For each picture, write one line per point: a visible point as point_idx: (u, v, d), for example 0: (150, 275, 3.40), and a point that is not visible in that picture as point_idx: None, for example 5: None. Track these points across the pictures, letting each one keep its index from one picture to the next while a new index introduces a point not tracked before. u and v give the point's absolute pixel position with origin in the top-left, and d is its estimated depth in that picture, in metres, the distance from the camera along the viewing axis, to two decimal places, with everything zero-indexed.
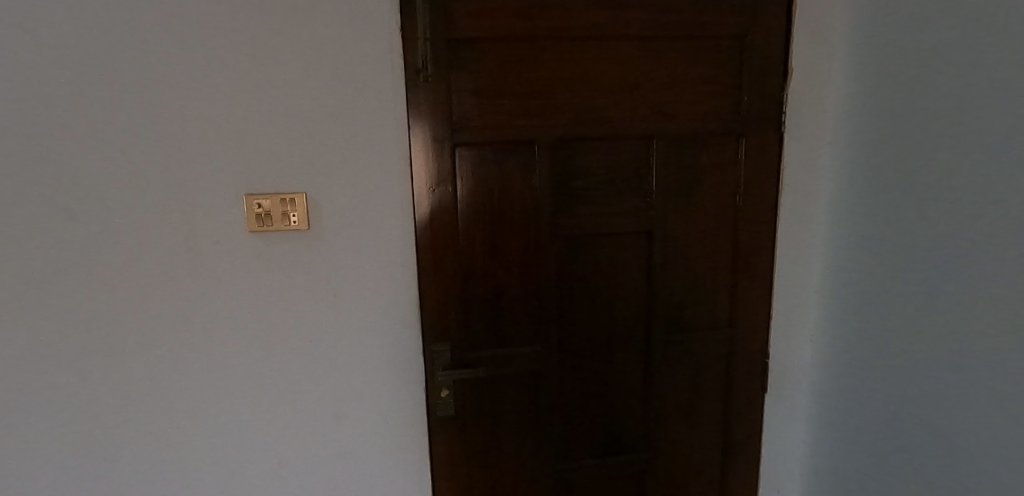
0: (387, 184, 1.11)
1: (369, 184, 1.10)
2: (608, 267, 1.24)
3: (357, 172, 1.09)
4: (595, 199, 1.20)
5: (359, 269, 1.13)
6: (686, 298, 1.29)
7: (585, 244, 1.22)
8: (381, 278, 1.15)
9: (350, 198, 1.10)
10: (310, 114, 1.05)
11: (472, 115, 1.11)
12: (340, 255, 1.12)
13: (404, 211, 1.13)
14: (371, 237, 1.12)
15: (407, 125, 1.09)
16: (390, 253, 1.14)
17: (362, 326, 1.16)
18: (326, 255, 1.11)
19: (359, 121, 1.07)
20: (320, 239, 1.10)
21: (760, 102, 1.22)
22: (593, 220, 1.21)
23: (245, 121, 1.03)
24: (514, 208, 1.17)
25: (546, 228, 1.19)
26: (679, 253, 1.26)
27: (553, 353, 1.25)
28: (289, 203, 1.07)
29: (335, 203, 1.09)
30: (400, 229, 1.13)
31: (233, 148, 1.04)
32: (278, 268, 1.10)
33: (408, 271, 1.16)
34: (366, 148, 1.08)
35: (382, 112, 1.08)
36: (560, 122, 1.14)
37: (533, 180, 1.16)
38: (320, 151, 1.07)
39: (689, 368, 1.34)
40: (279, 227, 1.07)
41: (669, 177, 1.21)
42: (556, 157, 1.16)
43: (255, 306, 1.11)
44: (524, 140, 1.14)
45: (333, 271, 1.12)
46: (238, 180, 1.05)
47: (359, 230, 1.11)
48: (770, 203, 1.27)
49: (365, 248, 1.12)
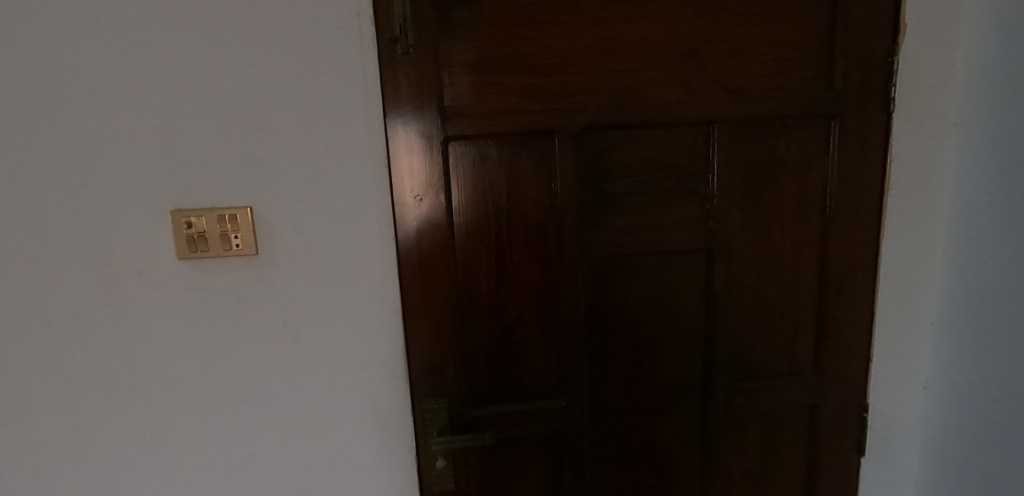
0: (359, 194, 0.83)
1: (336, 194, 0.83)
2: (654, 297, 0.94)
3: (319, 177, 0.82)
4: (635, 207, 0.90)
5: (324, 305, 0.87)
6: (758, 334, 0.98)
7: (624, 267, 0.92)
8: (355, 316, 0.88)
9: (311, 213, 0.83)
10: (253, 102, 0.79)
11: (470, 99, 0.83)
12: (302, 287, 0.86)
13: (383, 228, 0.85)
14: (341, 264, 0.85)
15: (383, 113, 0.81)
16: (365, 284, 0.87)
17: (331, 378, 0.89)
18: (283, 287, 0.85)
19: (317, 111, 0.80)
20: (274, 266, 0.84)
21: (860, 71, 0.90)
22: (635, 236, 0.91)
23: (169, 114, 0.78)
24: (528, 223, 0.88)
25: (572, 248, 0.90)
26: (749, 276, 0.95)
27: (582, 408, 0.96)
28: (229, 221, 0.81)
29: (292, 220, 0.83)
30: (378, 252, 0.86)
31: (154, 151, 0.78)
32: (223, 306, 0.85)
33: (391, 306, 0.88)
34: (329, 146, 0.81)
35: (349, 97, 0.80)
36: (590, 105, 0.85)
37: (553, 184, 0.87)
38: (269, 151, 0.80)
39: (762, 423, 1.03)
40: (218, 252, 0.82)
41: (735, 176, 0.91)
42: (584, 153, 0.87)
43: (195, 354, 0.86)
44: (539, 131, 0.85)
45: (292, 309, 0.86)
46: (162, 191, 0.80)
47: (325, 254, 0.85)
48: (873, 207, 0.95)
49: (333, 277, 0.86)
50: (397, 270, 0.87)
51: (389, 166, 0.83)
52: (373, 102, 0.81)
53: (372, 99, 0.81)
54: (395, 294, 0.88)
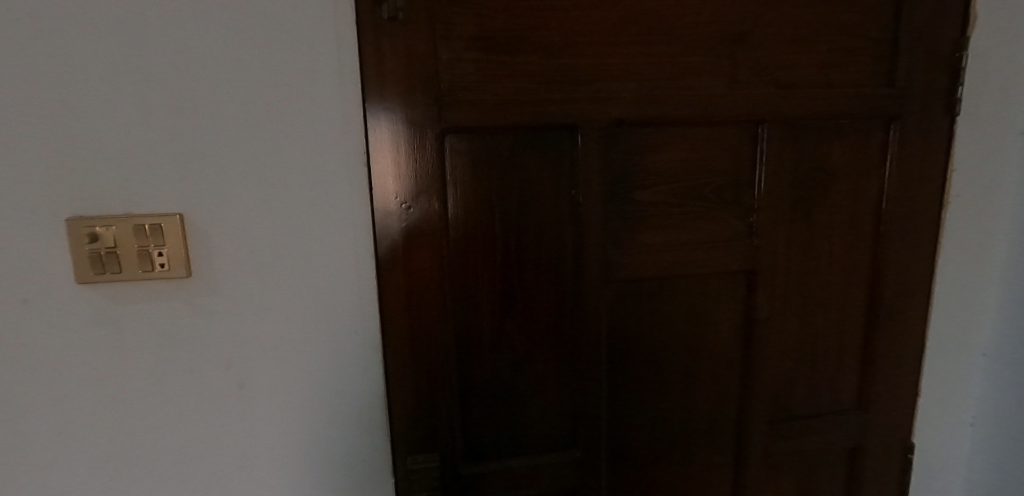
0: (328, 201, 0.63)
1: (297, 201, 0.63)
2: (686, 327, 0.80)
3: (274, 178, 0.62)
4: (670, 221, 0.75)
5: (281, 343, 0.67)
6: (800, 368, 0.85)
7: (654, 293, 0.77)
8: (322, 357, 0.68)
9: (264, 225, 0.63)
10: (181, 74, 0.58)
11: (475, 82, 0.65)
12: (250, 320, 0.66)
13: (359, 246, 0.66)
14: (304, 291, 0.66)
15: (362, 96, 0.62)
16: (335, 316, 0.67)
17: (290, 434, 0.70)
18: (225, 320, 0.65)
19: (272, 91, 0.60)
20: (214, 293, 0.64)
21: (925, 68, 0.78)
22: (668, 255, 0.75)
23: (59, 86, 0.56)
24: (542, 239, 0.72)
25: (594, 270, 0.74)
26: (793, 302, 0.82)
27: (599, 459, 0.81)
28: (150, 233, 0.60)
29: (239, 233, 0.63)
30: (353, 275, 0.66)
31: (39, 137, 0.57)
32: (142, 345, 0.64)
33: (370, 345, 0.69)
34: (289, 136, 0.61)
35: (316, 72, 0.60)
36: (621, 95, 0.69)
37: (573, 192, 0.71)
38: (206, 141, 0.60)
39: (799, 470, 0.90)
40: (136, 275, 0.61)
41: (784, 186, 0.77)
42: (611, 154, 0.71)
43: (104, 409, 0.65)
44: (559, 126, 0.68)
45: (238, 348, 0.66)
46: (52, 192, 0.58)
47: (282, 278, 0.65)
48: (931, 224, 0.83)
49: (293, 308, 0.66)
50: (377, 297, 0.68)
51: (369, 164, 0.64)
52: (349, 81, 0.61)
53: (348, 76, 0.61)
54: (374, 328, 0.69)
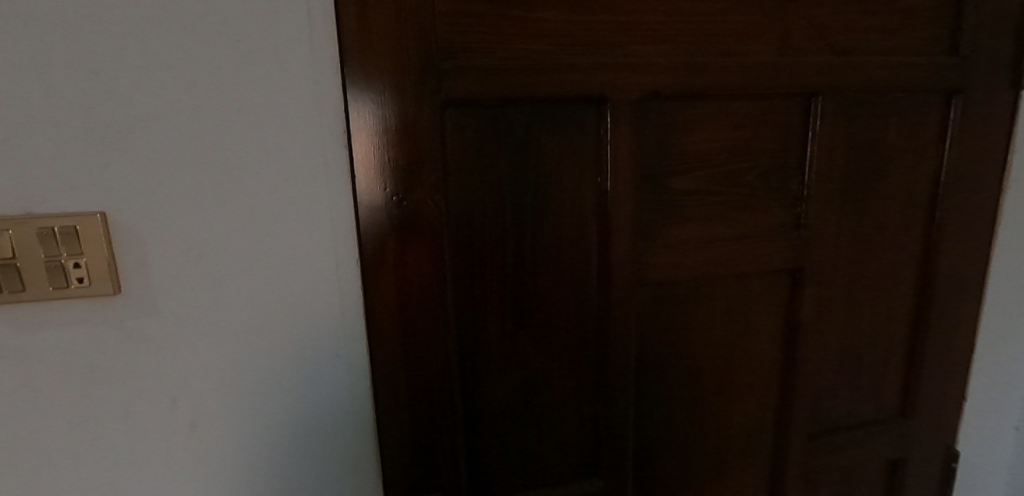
0: (299, 194, 0.50)
1: (261, 194, 0.49)
2: (723, 334, 0.70)
3: (232, 165, 0.48)
4: (709, 213, 0.64)
5: (245, 372, 0.54)
6: (843, 376, 0.76)
7: (689, 296, 0.66)
8: (297, 388, 0.55)
9: (220, 227, 0.49)
10: (96, 25, 0.43)
11: (482, 42, 0.52)
12: (208, 347, 0.52)
13: (340, 250, 0.52)
14: (272, 308, 0.52)
15: (339, 58, 0.48)
16: (312, 338, 0.54)
17: (260, 480, 0.57)
18: (175, 347, 0.52)
19: (223, 49, 0.45)
20: (157, 314, 0.50)
21: (993, 34, 0.68)
22: (708, 253, 0.65)
23: None
24: (562, 237, 0.60)
25: (624, 273, 0.62)
26: (840, 302, 0.72)
27: (625, 488, 0.70)
28: (62, 239, 0.46)
29: (186, 238, 0.49)
30: (333, 287, 0.53)
31: None
32: (63, 381, 0.50)
33: (356, 371, 0.56)
34: (248, 110, 0.47)
35: (278, 25, 0.46)
36: (658, 62, 0.57)
37: (600, 180, 0.59)
38: (136, 116, 0.45)
39: (836, 486, 0.81)
40: (50, 293, 0.47)
41: (835, 171, 0.67)
42: (644, 134, 0.59)
43: (17, 462, 0.51)
44: (584, 99, 0.56)
45: (189, 380, 0.53)
46: None
47: (246, 293, 0.51)
48: (987, 213, 0.74)
49: (260, 328, 0.53)
50: (363, 314, 0.55)
51: (350, 147, 0.50)
52: (322, 38, 0.47)
53: (320, 31, 0.47)
54: (361, 351, 0.55)
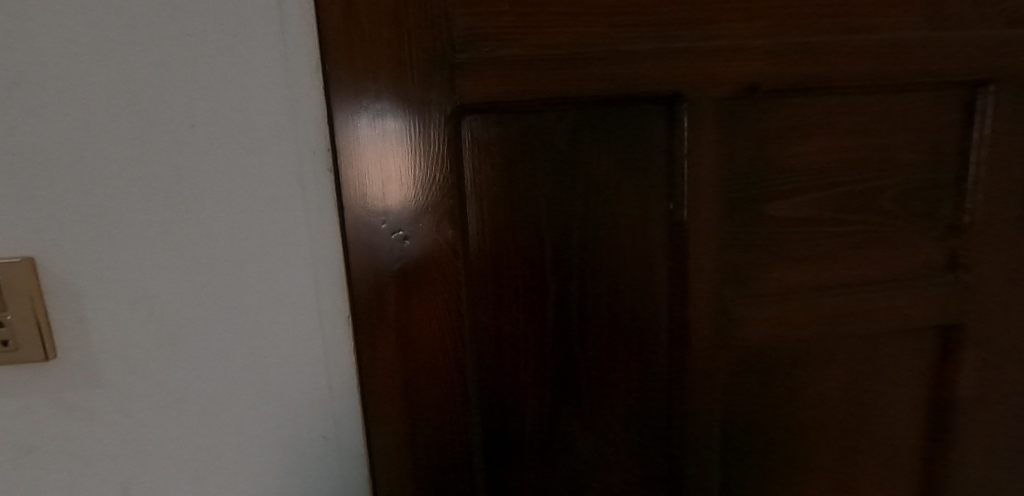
0: (273, 230, 0.38)
1: (223, 232, 0.37)
2: (841, 411, 0.51)
3: (181, 196, 0.36)
4: (825, 250, 0.46)
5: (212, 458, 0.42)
6: (1014, 468, 0.55)
7: (795, 360, 0.49)
8: (276, 475, 0.43)
9: (170, 275, 0.38)
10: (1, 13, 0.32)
11: (513, 25, 0.38)
12: (164, 425, 0.41)
13: (325, 303, 0.40)
14: (242, 377, 0.40)
15: (321, 51, 0.36)
16: (296, 415, 0.42)
17: None
18: (124, 425, 0.40)
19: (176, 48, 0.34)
20: (99, 384, 0.39)
21: None
22: (822, 303, 0.47)
23: None
24: (619, 283, 0.45)
25: (704, 330, 0.46)
26: (1010, 370, 0.52)
27: None
28: None
29: (129, 289, 0.38)
30: (318, 350, 0.41)
31: None
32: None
33: (348, 454, 0.43)
34: (201, 123, 0.35)
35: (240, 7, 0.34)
36: (759, 44, 0.41)
37: (673, 206, 0.44)
38: (55, 132, 0.34)
39: None
40: None
41: (1007, 191, 0.48)
42: (736, 144, 0.43)
43: None
44: (651, 99, 0.41)
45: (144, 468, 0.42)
46: None
47: (206, 359, 0.40)
48: None
49: (228, 402, 0.41)
50: (357, 384, 0.42)
51: (337, 169, 0.38)
52: (299, 25, 0.35)
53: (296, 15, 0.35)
54: (355, 429, 0.43)
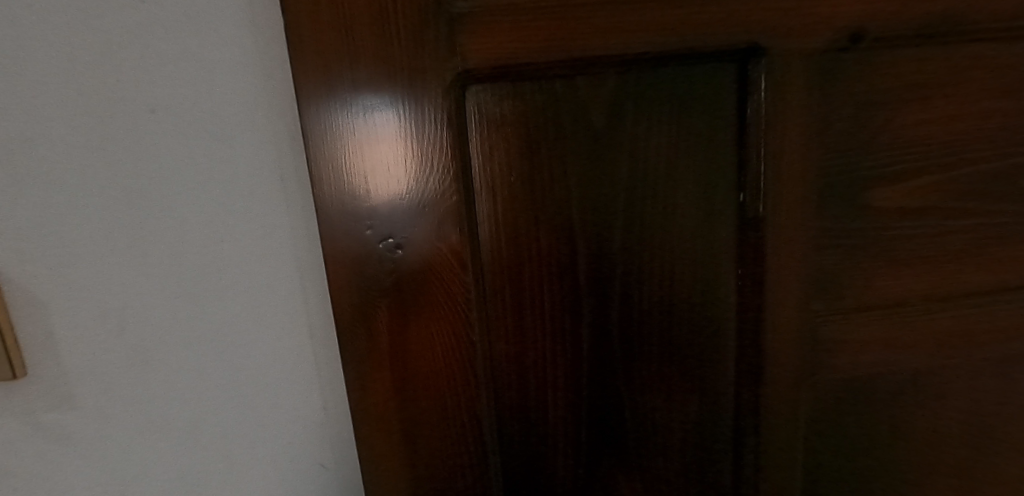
0: (225, 220, 0.30)
1: (159, 212, 0.29)
2: (953, 450, 0.41)
3: (77, 155, 0.27)
4: (944, 249, 0.36)
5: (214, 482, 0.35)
6: None
7: (902, 389, 0.38)
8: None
9: (89, 266, 0.29)
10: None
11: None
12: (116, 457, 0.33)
13: (312, 300, 0.33)
14: (107, 405, 0.32)
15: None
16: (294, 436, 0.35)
17: None
18: (145, 449, 0.33)
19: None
20: (107, 404, 0.32)
21: None
22: (936, 318, 0.37)
23: None
24: (675, 298, 0.35)
25: (786, 357, 0.36)
26: None
27: None
28: None
29: (85, 290, 0.29)
30: (298, 375, 0.34)
31: None
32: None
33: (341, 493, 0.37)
34: (122, 56, 0.26)
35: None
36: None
37: (745, 200, 0.34)
38: (21, 68, 0.25)
39: None
40: None
41: None
42: (830, 113, 0.32)
43: None
44: (718, 55, 0.31)
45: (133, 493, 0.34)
46: None
47: (127, 379, 0.31)
48: None
49: (152, 430, 0.33)
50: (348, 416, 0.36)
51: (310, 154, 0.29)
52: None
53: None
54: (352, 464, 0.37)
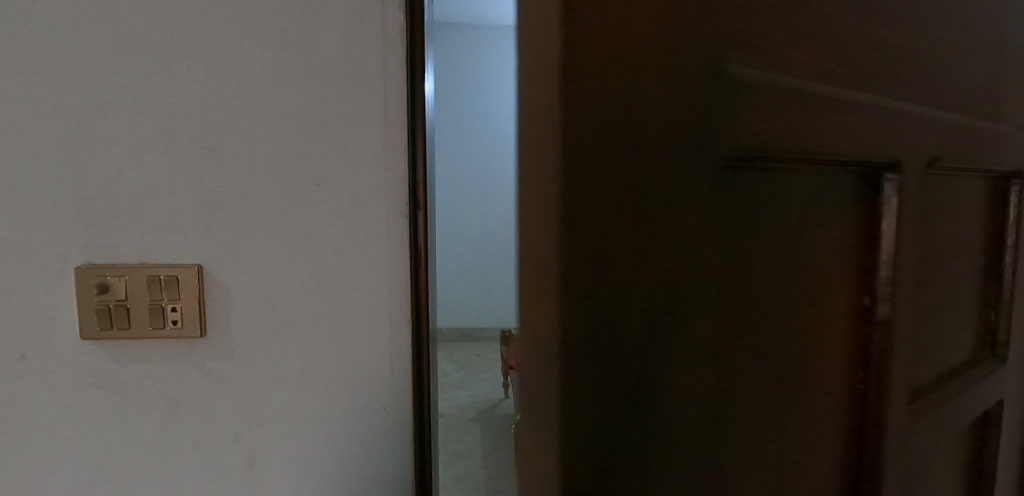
0: (343, 252, 0.41)
1: (313, 229, 0.41)
2: None
3: (265, 197, 0.41)
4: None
5: (310, 436, 0.43)
6: None
7: None
8: (319, 488, 0.43)
9: (259, 267, 0.41)
10: (124, 74, 0.39)
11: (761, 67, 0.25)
12: (228, 422, 0.42)
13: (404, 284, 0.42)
14: (267, 368, 0.42)
15: (409, 113, 0.41)
16: (375, 403, 0.43)
17: None
18: (245, 417, 0.42)
19: (345, 77, 0.41)
20: (259, 369, 0.42)
21: None
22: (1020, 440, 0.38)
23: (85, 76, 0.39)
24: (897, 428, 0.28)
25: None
26: None
27: None
28: (171, 285, 0.40)
29: (253, 287, 0.41)
30: (382, 370, 0.43)
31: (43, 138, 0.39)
32: (133, 438, 0.42)
33: (397, 485, 0.44)
34: (303, 142, 0.41)
35: (363, 70, 0.40)
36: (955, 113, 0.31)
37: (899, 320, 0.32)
38: (251, 146, 0.40)
39: None
40: (148, 337, 0.41)
41: None
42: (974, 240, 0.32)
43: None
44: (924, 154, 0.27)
45: (267, 446, 0.43)
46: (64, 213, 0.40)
47: (269, 353, 0.42)
48: None
49: (284, 384, 0.42)
50: (413, 415, 0.43)
51: (416, 214, 0.42)
52: (396, 92, 0.41)
53: (395, 82, 0.41)
54: (405, 466, 0.44)
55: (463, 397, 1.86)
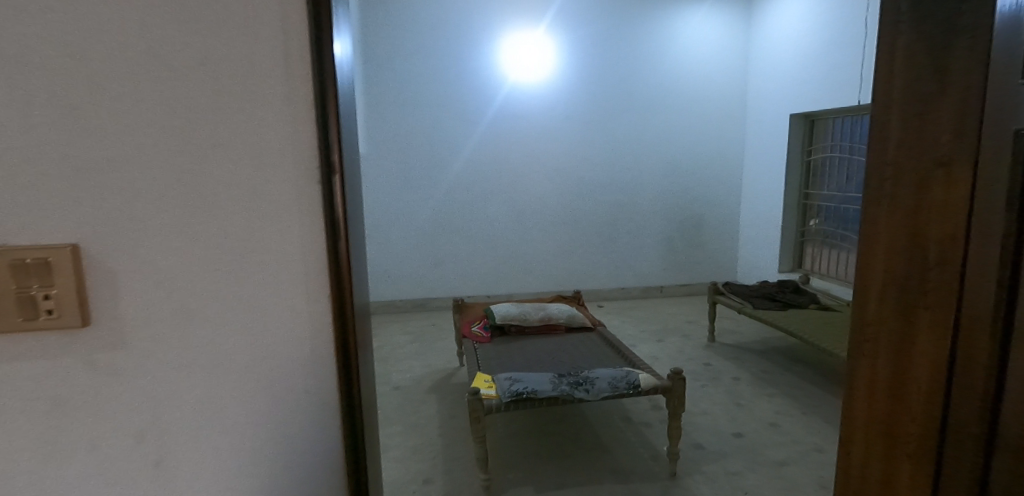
0: (246, 227, 0.37)
1: (207, 200, 0.36)
2: None
3: (143, 168, 0.35)
4: None
5: (225, 428, 0.39)
6: None
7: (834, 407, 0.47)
8: (240, 481, 0.40)
9: (144, 247, 0.36)
10: None
11: None
12: (128, 420, 0.37)
13: (316, 261, 0.38)
14: (170, 357, 0.37)
15: (316, 69, 0.36)
16: (295, 390, 0.40)
17: None
18: (147, 412, 0.38)
19: (233, 25, 0.34)
20: (161, 360, 0.37)
21: None
22: None
23: None
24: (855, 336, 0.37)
25: None
26: None
27: None
28: (39, 268, 0.34)
29: (140, 270, 0.36)
30: (303, 354, 0.39)
31: None
32: (14, 444, 0.36)
33: (327, 470, 0.42)
34: (188, 103, 0.35)
35: (255, 21, 0.35)
36: None
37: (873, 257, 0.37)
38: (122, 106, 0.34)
39: None
40: (21, 331, 0.35)
41: None
42: None
43: None
44: None
45: (175, 442, 0.38)
46: None
47: (168, 345, 0.37)
48: None
49: (188, 377, 0.38)
50: (340, 396, 0.41)
51: (330, 180, 0.37)
52: (297, 47, 0.36)
53: (297, 30, 0.35)
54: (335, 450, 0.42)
55: (418, 367, 1.85)
